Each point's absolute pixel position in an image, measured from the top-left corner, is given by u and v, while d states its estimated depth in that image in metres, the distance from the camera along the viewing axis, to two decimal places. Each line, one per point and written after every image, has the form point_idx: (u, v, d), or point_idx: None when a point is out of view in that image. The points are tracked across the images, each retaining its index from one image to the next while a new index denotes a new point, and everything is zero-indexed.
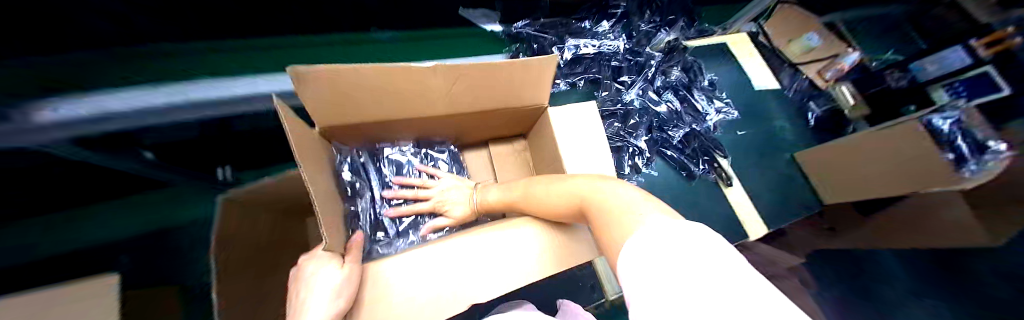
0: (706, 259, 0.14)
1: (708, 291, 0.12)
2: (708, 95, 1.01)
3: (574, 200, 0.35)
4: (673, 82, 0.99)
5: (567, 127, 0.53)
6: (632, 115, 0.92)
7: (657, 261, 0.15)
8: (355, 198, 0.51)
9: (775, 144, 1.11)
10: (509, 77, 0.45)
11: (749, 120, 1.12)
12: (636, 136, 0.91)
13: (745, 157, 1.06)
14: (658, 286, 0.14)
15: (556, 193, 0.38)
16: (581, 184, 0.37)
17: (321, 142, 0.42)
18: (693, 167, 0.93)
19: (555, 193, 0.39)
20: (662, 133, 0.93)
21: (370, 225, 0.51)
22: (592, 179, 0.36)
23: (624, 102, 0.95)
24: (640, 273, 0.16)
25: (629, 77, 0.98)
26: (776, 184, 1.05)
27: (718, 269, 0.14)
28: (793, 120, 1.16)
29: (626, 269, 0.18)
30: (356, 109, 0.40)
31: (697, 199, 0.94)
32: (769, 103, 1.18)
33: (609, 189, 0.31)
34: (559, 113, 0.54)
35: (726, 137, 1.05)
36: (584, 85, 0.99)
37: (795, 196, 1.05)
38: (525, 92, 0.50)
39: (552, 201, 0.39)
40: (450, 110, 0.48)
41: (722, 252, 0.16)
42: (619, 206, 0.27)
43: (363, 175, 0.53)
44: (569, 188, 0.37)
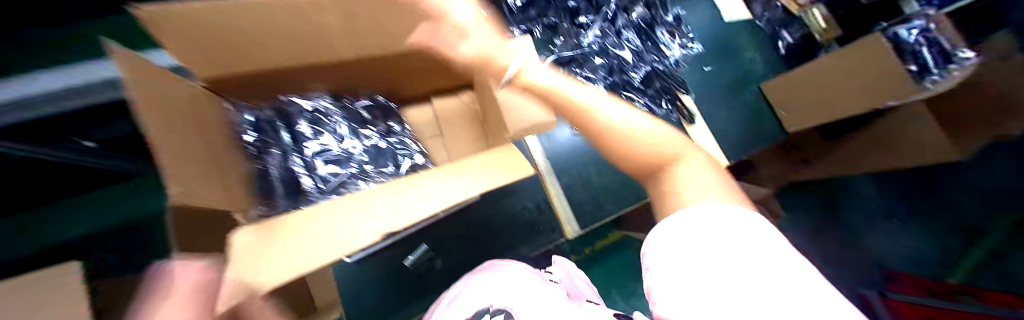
0: (759, 253, 0.20)
1: (750, 289, 0.18)
2: (673, 31, 0.95)
3: (652, 129, 0.31)
4: (636, 19, 0.92)
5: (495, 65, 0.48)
6: (591, 59, 0.88)
7: (702, 249, 0.20)
8: (263, 156, 0.47)
9: (751, 78, 1.05)
10: (414, 10, 0.38)
11: (718, 56, 1.07)
12: (596, 80, 0.87)
13: (717, 93, 1.01)
14: (700, 270, 0.20)
15: (625, 114, 0.32)
16: (651, 128, 0.32)
17: (202, 97, 0.37)
18: (657, 108, 0.90)
19: (629, 128, 0.31)
20: (624, 76, 0.89)
21: (284, 182, 0.47)
22: (655, 125, 0.32)
23: (582, 45, 0.89)
24: (670, 260, 0.22)
25: (587, 17, 0.91)
26: (750, 118, 1.01)
27: (768, 262, 0.19)
28: (765, 51, 1.11)
29: (663, 242, 0.24)
30: (234, 61, 0.36)
31: None
32: (741, 36, 1.11)
33: (668, 138, 0.31)
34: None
35: (694, 76, 1.00)
36: (540, 30, 0.89)
37: (767, 128, 1.01)
38: (445, 30, 0.43)
39: (629, 124, 0.32)
40: (359, 54, 0.43)
41: (779, 248, 0.21)
42: (679, 172, 0.30)
43: (268, 132, 0.48)
44: (640, 128, 0.31)
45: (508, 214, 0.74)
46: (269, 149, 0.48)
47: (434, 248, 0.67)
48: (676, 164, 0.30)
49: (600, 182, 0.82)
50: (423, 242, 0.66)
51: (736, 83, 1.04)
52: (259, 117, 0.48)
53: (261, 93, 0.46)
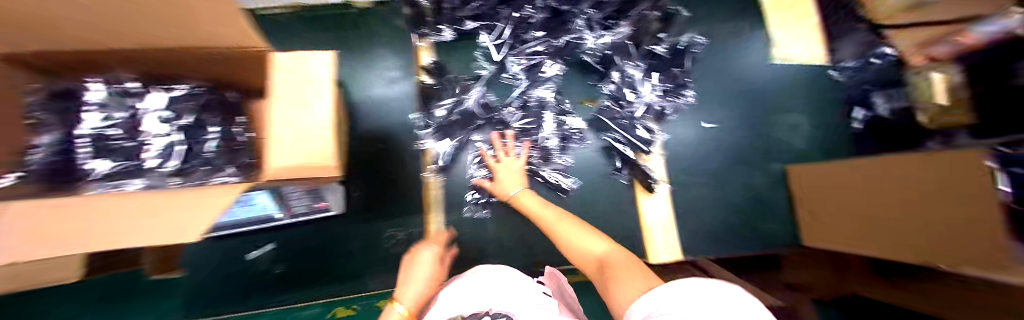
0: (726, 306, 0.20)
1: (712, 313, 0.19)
2: (658, 72, 0.71)
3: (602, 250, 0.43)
4: (595, 51, 0.71)
5: (292, 83, 0.37)
6: (533, 87, 0.73)
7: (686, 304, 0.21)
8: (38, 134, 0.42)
9: (778, 157, 0.73)
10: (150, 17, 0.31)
11: (738, 116, 0.75)
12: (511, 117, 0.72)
13: (712, 167, 0.73)
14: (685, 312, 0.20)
15: (580, 236, 0.47)
16: (591, 244, 0.45)
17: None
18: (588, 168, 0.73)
19: (574, 239, 0.47)
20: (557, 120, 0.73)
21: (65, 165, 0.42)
22: (599, 238, 0.46)
23: (514, 72, 0.73)
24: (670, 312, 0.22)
25: (538, 33, 0.71)
26: (752, 213, 0.72)
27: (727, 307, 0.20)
28: (828, 122, 0.74)
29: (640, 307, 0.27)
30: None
31: (606, 210, 0.71)
32: (794, 91, 0.76)
33: (613, 251, 0.43)
34: (286, 66, 0.37)
35: (682, 135, 0.74)
36: (484, 37, 0.72)
37: (773, 234, 0.71)
38: (207, 34, 0.33)
39: (586, 248, 0.45)
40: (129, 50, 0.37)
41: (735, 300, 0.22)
42: (623, 269, 0.38)
43: (53, 114, 0.43)
44: (584, 244, 0.46)
45: (370, 239, 0.67)
46: (46, 130, 0.42)
47: (276, 253, 0.66)
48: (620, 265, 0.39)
49: (496, 230, 0.71)
50: (269, 242, 0.65)
51: (751, 160, 0.73)
52: (46, 94, 0.42)
53: (72, 71, 0.42)
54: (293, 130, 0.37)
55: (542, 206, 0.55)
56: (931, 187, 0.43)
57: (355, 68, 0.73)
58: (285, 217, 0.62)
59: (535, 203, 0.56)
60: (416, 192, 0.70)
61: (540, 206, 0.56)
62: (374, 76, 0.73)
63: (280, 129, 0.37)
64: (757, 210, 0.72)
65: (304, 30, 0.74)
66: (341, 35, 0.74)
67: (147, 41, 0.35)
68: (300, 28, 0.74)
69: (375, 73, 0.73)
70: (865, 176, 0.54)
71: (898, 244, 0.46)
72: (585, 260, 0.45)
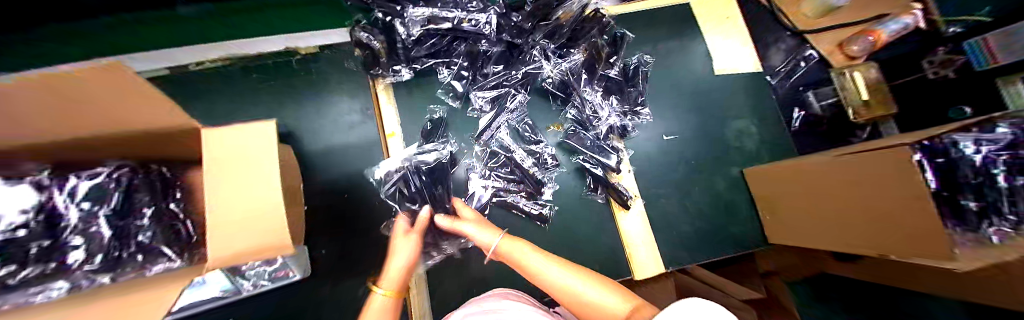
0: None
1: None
2: (617, 93, 0.74)
3: (614, 303, 0.43)
4: (554, 79, 0.73)
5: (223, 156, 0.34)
6: (499, 117, 0.73)
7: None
8: None
9: (736, 160, 0.79)
10: (80, 106, 0.29)
11: (696, 126, 0.80)
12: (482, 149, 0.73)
13: (679, 176, 0.77)
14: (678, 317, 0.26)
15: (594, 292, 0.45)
16: (604, 298, 0.44)
17: None
18: (562, 191, 0.74)
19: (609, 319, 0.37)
20: (526, 147, 0.74)
21: None
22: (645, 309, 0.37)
23: (477, 106, 0.73)
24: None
25: (497, 67, 0.72)
26: (721, 217, 0.76)
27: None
28: (773, 123, 0.81)
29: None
30: None
31: (587, 231, 0.73)
32: (740, 97, 0.82)
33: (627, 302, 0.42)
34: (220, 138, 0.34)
35: (647, 148, 0.77)
36: (444, 73, 0.73)
37: (740, 233, 0.76)
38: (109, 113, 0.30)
39: (599, 306, 0.44)
40: (48, 138, 0.33)
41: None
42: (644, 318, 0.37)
43: None
44: (589, 295, 0.45)
45: (344, 298, 0.63)
46: None
47: None
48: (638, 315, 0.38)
49: (478, 268, 0.70)
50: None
51: (710, 167, 0.78)
52: None
53: None
54: (226, 212, 0.33)
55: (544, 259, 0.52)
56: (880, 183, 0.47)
57: (308, 115, 0.69)
58: (246, 290, 0.56)
59: (541, 262, 0.52)
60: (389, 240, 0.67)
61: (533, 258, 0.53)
62: (331, 124, 0.69)
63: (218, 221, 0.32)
64: (720, 212, 0.76)
65: (245, 81, 0.68)
66: (290, 81, 0.70)
67: (72, 129, 0.32)
68: (241, 79, 0.69)
69: (330, 118, 0.70)
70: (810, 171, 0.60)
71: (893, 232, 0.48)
72: (597, 314, 0.44)
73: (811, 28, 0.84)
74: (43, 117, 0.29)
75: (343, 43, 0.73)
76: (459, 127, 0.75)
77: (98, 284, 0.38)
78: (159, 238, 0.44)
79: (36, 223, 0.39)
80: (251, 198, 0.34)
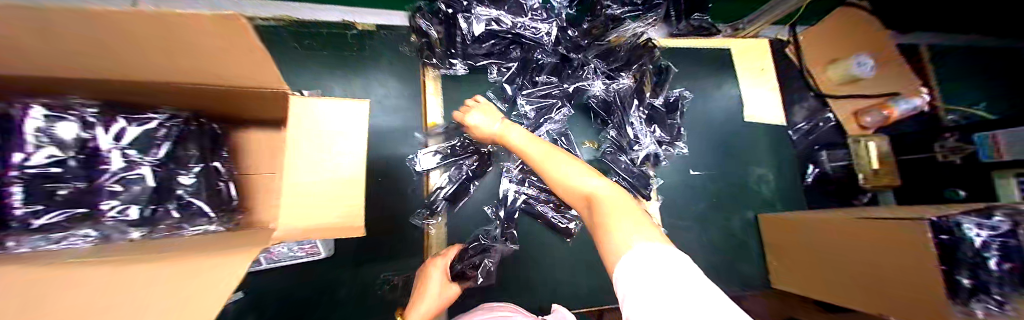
0: (685, 292, 0.24)
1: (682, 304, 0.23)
2: (658, 122, 0.76)
3: (589, 186, 0.39)
4: (601, 98, 0.75)
5: (313, 130, 0.33)
6: (542, 127, 0.74)
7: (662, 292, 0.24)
8: None
9: (752, 204, 0.83)
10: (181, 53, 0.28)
11: (721, 167, 0.83)
12: None
13: (700, 211, 0.80)
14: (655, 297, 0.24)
15: (581, 175, 0.40)
16: (584, 178, 0.40)
17: None
18: None
19: (561, 172, 0.41)
20: None
21: None
22: (593, 172, 0.41)
23: (523, 112, 0.73)
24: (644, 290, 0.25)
25: (548, 77, 0.73)
26: (732, 256, 0.79)
27: (690, 296, 0.23)
28: (789, 175, 0.86)
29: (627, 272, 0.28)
30: None
31: None
32: (764, 146, 0.87)
33: (612, 189, 0.38)
34: (311, 109, 0.33)
35: (674, 181, 0.80)
36: (496, 74, 0.73)
37: (747, 274, 0.79)
38: (211, 63, 0.28)
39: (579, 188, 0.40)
40: (121, 77, 0.31)
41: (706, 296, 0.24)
42: (618, 210, 0.35)
43: None
44: (570, 174, 0.40)
45: (364, 284, 0.61)
46: None
47: (246, 304, 0.56)
48: (615, 212, 0.34)
49: (499, 273, 0.70)
50: (238, 290, 0.55)
51: (728, 206, 0.82)
52: None
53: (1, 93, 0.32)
54: (298, 187, 0.32)
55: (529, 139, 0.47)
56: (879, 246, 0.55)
57: (353, 92, 0.67)
58: (265, 263, 0.54)
59: (525, 141, 0.48)
60: (415, 231, 0.65)
61: (528, 140, 0.48)
62: (374, 105, 0.68)
63: (292, 197, 0.32)
64: (732, 252, 0.80)
65: (292, 45, 0.66)
66: (340, 54, 0.68)
67: (153, 72, 0.30)
68: (289, 43, 0.66)
69: (375, 99, 0.68)
70: (806, 230, 0.68)
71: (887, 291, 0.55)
72: (571, 195, 0.41)
73: (833, 93, 0.90)
74: (138, 56, 0.27)
75: (400, 26, 0.72)
76: None
77: (130, 239, 0.36)
78: (199, 198, 0.42)
79: (74, 161, 0.36)
80: (329, 178, 0.33)
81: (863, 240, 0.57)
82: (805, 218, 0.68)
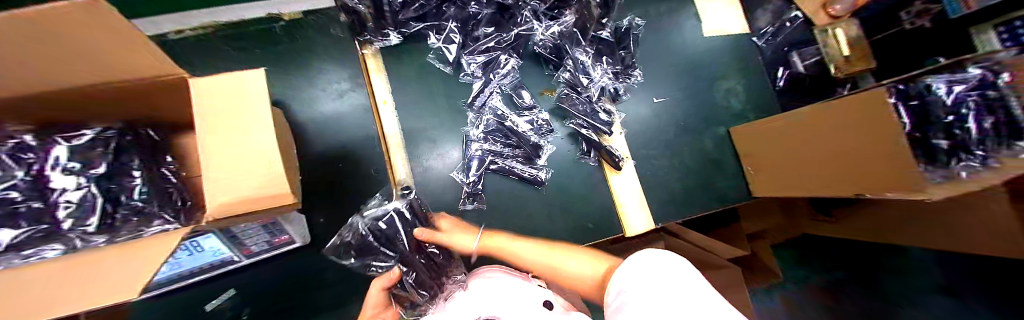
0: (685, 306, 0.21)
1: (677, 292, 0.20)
2: (608, 55, 0.75)
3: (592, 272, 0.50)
4: (546, 41, 0.73)
5: (221, 109, 0.34)
6: (491, 83, 0.73)
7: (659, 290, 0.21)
8: None
9: (721, 122, 0.81)
10: None
11: (688, 89, 0.81)
12: (479, 112, 0.74)
13: (671, 138, 0.79)
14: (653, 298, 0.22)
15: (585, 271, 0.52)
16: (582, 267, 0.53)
17: None
18: (557, 154, 0.76)
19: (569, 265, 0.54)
20: (521, 112, 0.75)
21: None
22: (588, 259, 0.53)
23: (470, 71, 0.73)
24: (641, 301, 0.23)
25: (487, 30, 0.71)
26: (707, 176, 0.79)
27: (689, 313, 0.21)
28: (757, 85, 0.83)
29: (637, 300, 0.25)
30: None
31: (581, 192, 0.75)
32: (729, 58, 0.83)
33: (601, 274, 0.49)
34: (214, 89, 0.34)
35: (640, 113, 0.79)
36: (434, 39, 0.72)
37: (726, 189, 0.79)
38: (87, 61, 0.28)
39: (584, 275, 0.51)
40: (13, 96, 0.31)
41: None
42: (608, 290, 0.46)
43: None
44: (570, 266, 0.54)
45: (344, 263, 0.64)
46: None
47: (242, 298, 0.61)
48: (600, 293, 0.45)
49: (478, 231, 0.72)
50: (231, 287, 0.61)
51: (698, 126, 0.80)
52: None
53: None
54: (228, 162, 0.33)
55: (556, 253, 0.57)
56: (851, 126, 0.52)
57: (299, 85, 0.67)
58: (245, 258, 0.57)
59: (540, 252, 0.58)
60: None
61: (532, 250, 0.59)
62: (321, 93, 0.68)
63: (216, 171, 0.32)
64: (708, 170, 0.79)
65: (227, 50, 0.66)
66: (275, 49, 0.68)
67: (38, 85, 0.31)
68: (225, 47, 0.66)
69: (320, 88, 0.68)
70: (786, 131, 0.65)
71: (869, 173, 0.51)
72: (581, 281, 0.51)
73: None
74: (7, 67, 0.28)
75: (327, 8, 0.71)
76: (452, 93, 0.74)
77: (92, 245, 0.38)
78: (155, 201, 0.44)
79: (24, 183, 0.38)
80: (251, 150, 0.34)
81: (838, 126, 0.54)
82: (781, 120, 0.65)
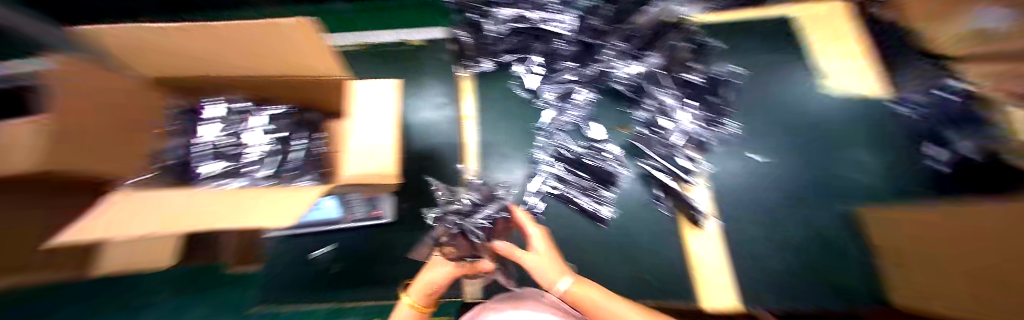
0: None
1: None
2: (696, 100, 0.71)
3: None
4: (627, 80, 0.73)
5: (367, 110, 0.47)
6: (565, 113, 0.75)
7: None
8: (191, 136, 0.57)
9: (840, 195, 0.67)
10: None
11: (791, 150, 0.71)
12: (549, 137, 0.75)
13: (769, 202, 0.68)
14: None
15: None
16: None
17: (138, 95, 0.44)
18: (623, 192, 0.71)
19: None
20: (590, 144, 0.74)
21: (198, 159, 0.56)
22: None
23: (547, 100, 0.77)
24: None
25: (569, 65, 0.76)
26: (817, 257, 0.64)
27: None
28: (892, 160, 0.68)
29: None
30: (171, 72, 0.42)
31: (647, 240, 0.68)
32: (855, 123, 0.70)
33: None
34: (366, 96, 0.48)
35: (730, 166, 0.71)
36: (521, 68, 0.79)
37: (846, 281, 0.62)
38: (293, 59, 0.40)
39: None
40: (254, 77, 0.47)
41: None
42: None
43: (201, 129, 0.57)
44: None
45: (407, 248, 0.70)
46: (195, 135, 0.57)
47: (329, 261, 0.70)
48: None
49: None
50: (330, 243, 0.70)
51: (806, 194, 0.67)
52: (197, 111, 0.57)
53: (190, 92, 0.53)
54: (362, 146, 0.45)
55: None
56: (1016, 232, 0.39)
57: (408, 93, 0.82)
58: (344, 222, 0.69)
59: None
60: None
61: (617, 303, 0.44)
62: (421, 102, 0.81)
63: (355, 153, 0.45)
64: (820, 251, 0.64)
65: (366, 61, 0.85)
66: (398, 66, 0.85)
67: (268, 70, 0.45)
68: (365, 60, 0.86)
69: (422, 98, 0.81)
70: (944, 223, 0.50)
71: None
72: None
73: None
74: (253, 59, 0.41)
75: (442, 38, 0.87)
76: (528, 117, 0.79)
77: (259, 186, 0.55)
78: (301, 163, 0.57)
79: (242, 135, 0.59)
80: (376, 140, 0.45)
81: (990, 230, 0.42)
82: (977, 211, 0.47)
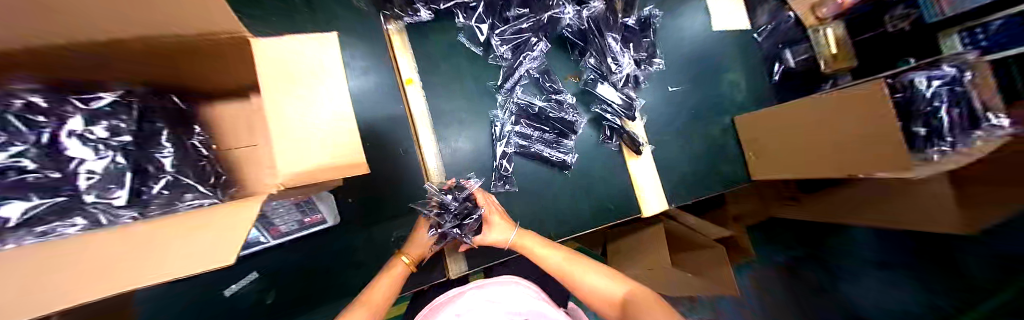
0: None
1: None
2: (633, 43, 0.78)
3: (613, 289, 0.58)
4: (575, 26, 0.74)
5: (289, 73, 0.30)
6: (522, 66, 0.73)
7: None
8: None
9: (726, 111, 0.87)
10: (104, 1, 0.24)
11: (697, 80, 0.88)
12: (508, 92, 0.74)
13: (684, 125, 0.85)
14: None
15: (598, 281, 0.59)
16: (605, 283, 0.59)
17: None
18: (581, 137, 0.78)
19: (587, 279, 0.59)
20: (547, 95, 0.76)
21: None
22: (605, 275, 0.60)
23: (500, 53, 0.72)
24: None
25: (518, 12, 0.71)
26: (713, 160, 0.86)
27: None
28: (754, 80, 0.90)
29: None
30: None
31: (601, 175, 0.78)
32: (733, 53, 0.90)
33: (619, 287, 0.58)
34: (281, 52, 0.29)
35: (657, 100, 0.84)
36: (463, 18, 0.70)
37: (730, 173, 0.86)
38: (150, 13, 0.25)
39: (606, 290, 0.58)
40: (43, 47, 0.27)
41: None
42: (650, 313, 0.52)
43: None
44: (591, 281, 0.60)
45: (377, 244, 0.63)
46: None
47: (265, 282, 0.58)
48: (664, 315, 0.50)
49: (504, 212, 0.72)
50: (253, 271, 0.57)
51: (706, 114, 0.86)
52: None
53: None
54: (293, 130, 0.31)
55: (575, 261, 0.61)
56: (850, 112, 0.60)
57: None
58: (272, 239, 0.55)
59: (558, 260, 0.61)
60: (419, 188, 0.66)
61: (542, 247, 0.62)
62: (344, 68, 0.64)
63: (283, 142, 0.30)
64: (714, 155, 0.86)
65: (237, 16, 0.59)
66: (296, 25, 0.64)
67: (78, 35, 0.26)
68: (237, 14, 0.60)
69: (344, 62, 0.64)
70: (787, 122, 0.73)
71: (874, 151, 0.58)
72: (598, 298, 0.59)
73: None
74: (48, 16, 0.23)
75: None
76: (479, 75, 0.73)
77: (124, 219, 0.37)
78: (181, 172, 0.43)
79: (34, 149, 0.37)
80: (318, 122, 0.33)
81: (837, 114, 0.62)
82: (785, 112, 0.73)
